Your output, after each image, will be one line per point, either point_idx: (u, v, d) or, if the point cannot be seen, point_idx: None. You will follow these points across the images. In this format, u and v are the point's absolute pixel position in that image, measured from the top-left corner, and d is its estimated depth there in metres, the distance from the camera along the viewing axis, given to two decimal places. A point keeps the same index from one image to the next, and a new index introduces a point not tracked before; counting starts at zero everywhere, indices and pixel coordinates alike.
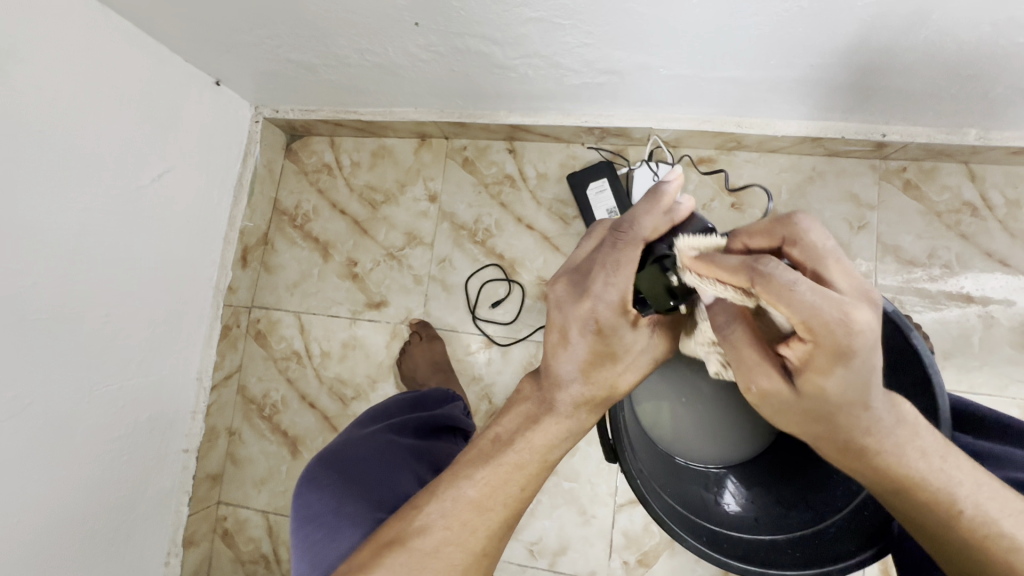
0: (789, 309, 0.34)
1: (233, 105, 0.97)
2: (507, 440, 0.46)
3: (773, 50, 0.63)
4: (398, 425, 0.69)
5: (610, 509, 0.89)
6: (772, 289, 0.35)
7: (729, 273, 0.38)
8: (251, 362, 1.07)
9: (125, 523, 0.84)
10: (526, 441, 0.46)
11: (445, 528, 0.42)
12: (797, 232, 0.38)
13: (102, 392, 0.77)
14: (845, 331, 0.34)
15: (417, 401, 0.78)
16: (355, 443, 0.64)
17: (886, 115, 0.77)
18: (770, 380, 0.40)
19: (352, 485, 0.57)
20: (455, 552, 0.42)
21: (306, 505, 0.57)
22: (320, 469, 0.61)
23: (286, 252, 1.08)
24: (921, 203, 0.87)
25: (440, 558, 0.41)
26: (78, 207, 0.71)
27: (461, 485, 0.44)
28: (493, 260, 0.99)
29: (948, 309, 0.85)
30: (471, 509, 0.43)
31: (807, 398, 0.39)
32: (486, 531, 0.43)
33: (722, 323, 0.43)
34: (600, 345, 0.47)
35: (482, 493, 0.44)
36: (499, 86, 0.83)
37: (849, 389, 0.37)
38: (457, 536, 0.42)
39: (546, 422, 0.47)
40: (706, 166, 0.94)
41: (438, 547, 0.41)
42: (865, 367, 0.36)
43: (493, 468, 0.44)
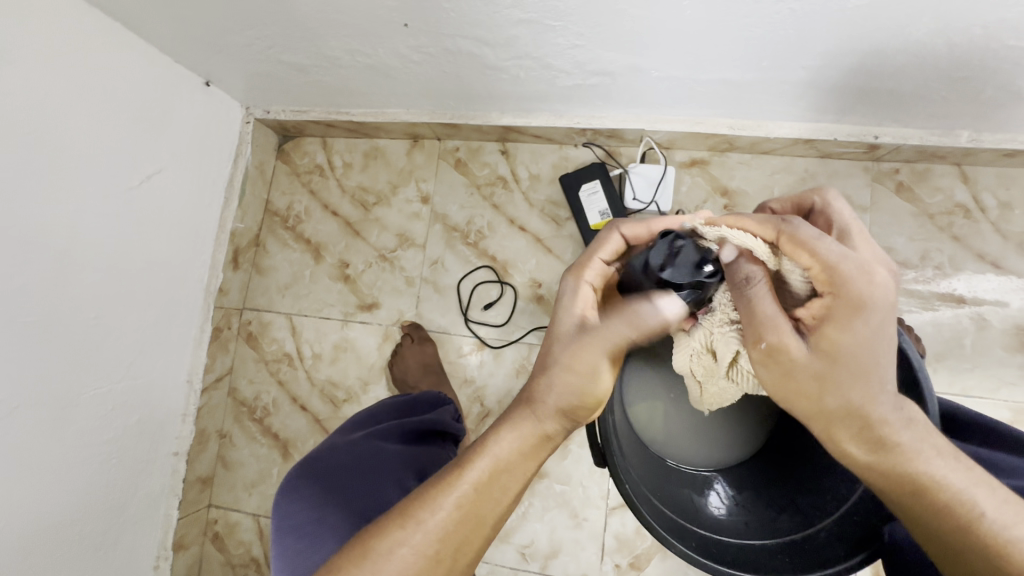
0: (812, 255, 0.43)
1: (225, 106, 0.96)
2: (470, 446, 0.47)
3: (765, 52, 0.63)
4: (384, 431, 0.68)
5: (602, 512, 0.89)
6: (800, 238, 0.44)
7: (757, 224, 0.48)
8: (242, 364, 1.06)
9: (114, 527, 0.84)
10: (485, 443, 0.47)
11: (399, 528, 0.42)
12: (826, 202, 0.51)
13: (90, 396, 0.77)
14: (864, 282, 0.42)
15: (405, 406, 0.77)
16: (340, 450, 0.64)
17: (878, 117, 0.77)
18: (784, 337, 0.44)
19: (334, 495, 0.57)
20: (409, 554, 0.41)
21: (288, 516, 0.56)
22: (303, 476, 0.60)
23: (277, 253, 1.08)
24: (913, 205, 0.87)
25: (394, 560, 0.41)
26: (65, 209, 0.70)
27: (422, 488, 0.45)
28: (485, 262, 0.98)
29: (941, 311, 0.85)
30: (423, 509, 0.43)
31: (819, 363, 0.44)
32: (443, 533, 0.43)
33: (742, 281, 0.47)
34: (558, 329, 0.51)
35: (439, 494, 0.44)
36: (491, 87, 0.82)
37: (859, 348, 0.42)
38: (409, 536, 0.42)
39: (519, 421, 0.47)
40: (698, 167, 0.94)
41: (392, 547, 0.42)
42: (880, 331, 0.42)
43: (454, 471, 0.45)
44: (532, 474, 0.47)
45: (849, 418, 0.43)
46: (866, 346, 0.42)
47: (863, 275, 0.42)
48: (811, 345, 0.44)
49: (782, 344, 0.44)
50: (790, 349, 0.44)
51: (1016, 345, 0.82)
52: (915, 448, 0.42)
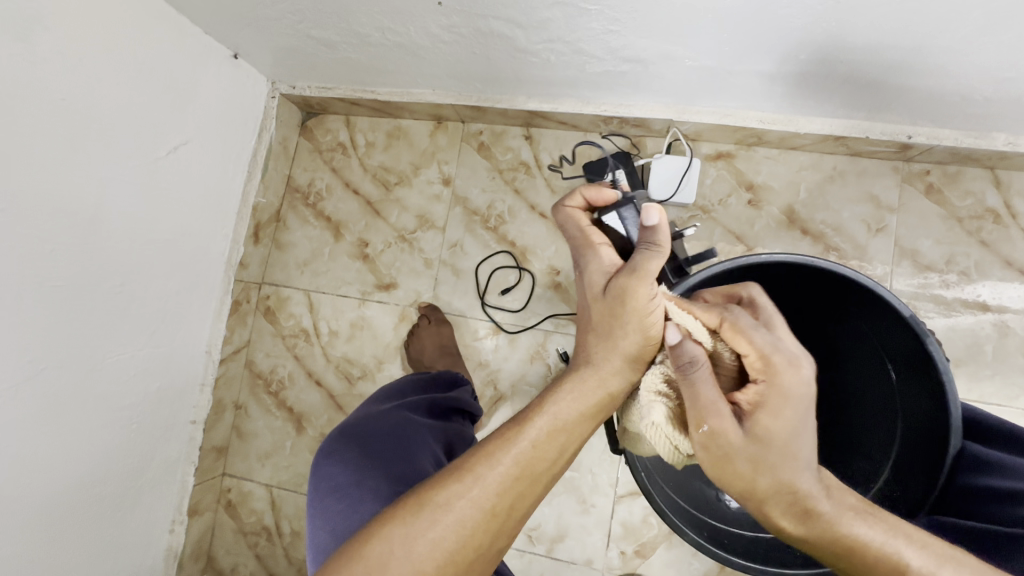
0: (748, 344, 0.45)
1: (251, 79, 0.96)
2: (530, 408, 0.49)
3: (802, 45, 0.62)
4: (413, 404, 0.69)
5: (609, 500, 0.90)
6: (738, 326, 0.45)
7: (705, 312, 0.48)
8: (259, 338, 1.07)
9: (132, 489, 0.86)
10: (545, 404, 0.50)
11: (459, 482, 0.43)
12: (752, 296, 0.50)
13: (114, 360, 0.78)
14: (792, 371, 0.43)
15: (432, 382, 0.78)
16: (374, 420, 0.65)
17: (914, 116, 0.75)
18: (721, 423, 0.44)
19: (374, 460, 0.57)
20: (466, 507, 0.42)
21: (326, 477, 0.57)
22: (343, 443, 0.61)
23: (298, 229, 1.08)
24: (942, 207, 0.86)
25: (452, 512, 0.42)
26: (94, 176, 0.71)
27: (481, 445, 0.47)
28: (504, 247, 0.98)
29: (963, 316, 0.84)
30: (483, 465, 0.44)
31: (752, 449, 0.44)
32: (500, 489, 0.44)
33: (686, 363, 0.46)
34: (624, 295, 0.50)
35: (499, 450, 0.46)
36: (521, 70, 0.81)
37: (785, 434, 0.44)
38: (469, 490, 0.43)
39: (576, 383, 0.51)
40: (724, 160, 0.93)
41: (451, 499, 0.42)
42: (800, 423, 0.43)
43: (512, 428, 0.47)
44: (581, 440, 0.50)
45: (772, 493, 0.45)
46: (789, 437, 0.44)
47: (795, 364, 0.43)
48: (745, 430, 0.44)
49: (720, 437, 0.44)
50: (727, 434, 0.44)
51: None
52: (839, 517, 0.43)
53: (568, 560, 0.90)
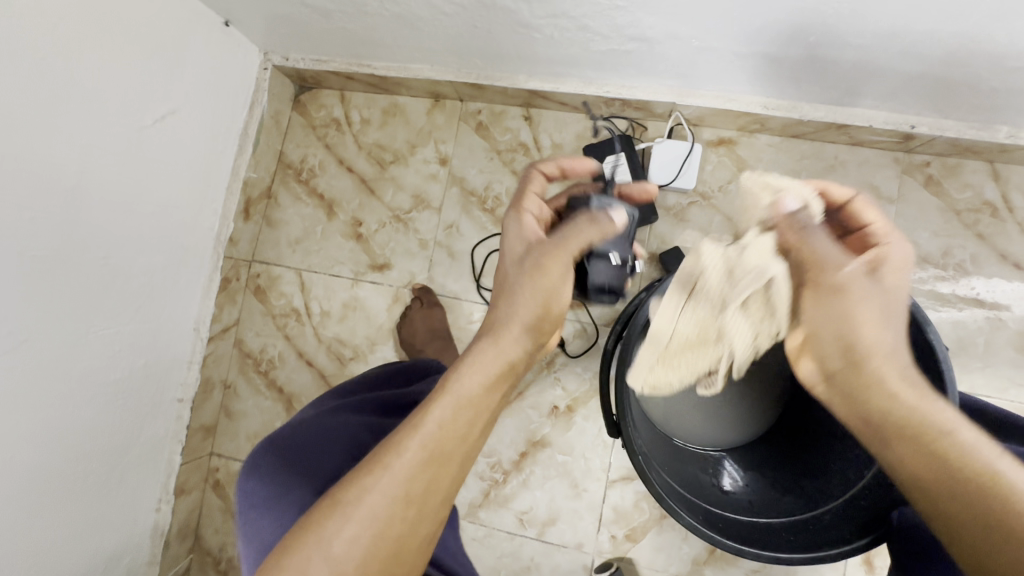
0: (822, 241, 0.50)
1: (242, 48, 0.93)
2: (435, 389, 0.46)
3: (813, 27, 0.61)
4: (356, 406, 0.66)
5: (601, 484, 0.90)
6: (798, 226, 0.52)
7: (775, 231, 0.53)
8: (249, 317, 1.05)
9: (117, 467, 0.84)
10: (450, 385, 0.46)
11: (368, 474, 0.41)
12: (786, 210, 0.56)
13: (98, 335, 0.76)
14: (904, 256, 0.48)
15: (395, 373, 0.78)
16: (302, 425, 0.61)
17: (919, 105, 0.75)
18: (817, 309, 0.49)
19: (299, 470, 0.54)
20: (377, 499, 0.40)
21: (248, 495, 0.54)
22: (265, 453, 0.57)
23: (289, 207, 1.05)
24: (941, 199, 0.86)
25: (362, 507, 0.40)
26: (77, 143, 0.68)
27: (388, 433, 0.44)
28: (501, 229, 0.97)
29: (957, 308, 0.84)
30: (391, 453, 0.42)
31: (844, 326, 0.47)
32: (413, 472, 0.41)
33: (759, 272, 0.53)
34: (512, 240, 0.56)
35: (406, 437, 0.42)
36: (523, 46, 0.79)
37: (876, 303, 0.47)
38: (378, 481, 0.41)
39: (480, 358, 0.48)
40: (725, 146, 0.91)
41: (360, 494, 0.40)
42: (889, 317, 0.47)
43: (414, 413, 0.45)
44: (492, 414, 0.47)
45: (872, 374, 0.46)
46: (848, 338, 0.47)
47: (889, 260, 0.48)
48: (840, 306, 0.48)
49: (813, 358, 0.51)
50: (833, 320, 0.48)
51: None
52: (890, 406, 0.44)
53: (559, 544, 0.90)
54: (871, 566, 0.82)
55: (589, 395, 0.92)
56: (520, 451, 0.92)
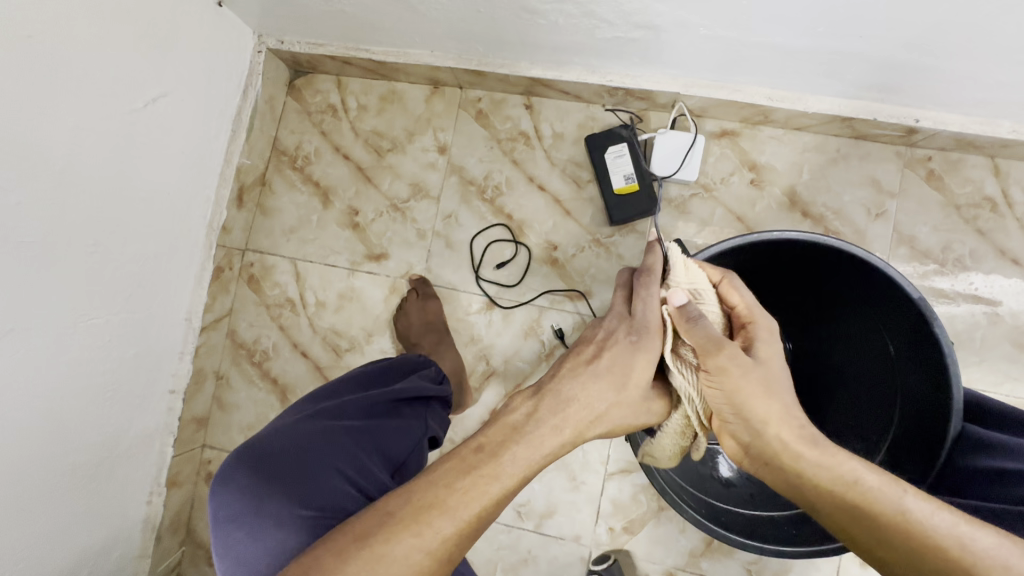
0: (737, 297, 0.54)
1: (236, 30, 0.90)
2: (489, 454, 0.48)
3: (823, 16, 0.60)
4: (334, 408, 0.66)
5: (599, 477, 0.90)
6: (729, 286, 0.55)
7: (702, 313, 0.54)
8: (242, 307, 1.03)
9: (108, 460, 0.82)
10: (511, 453, 0.49)
11: (416, 535, 0.43)
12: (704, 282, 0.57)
13: (86, 325, 0.74)
14: (763, 316, 0.54)
15: (387, 369, 0.77)
16: (278, 435, 0.62)
17: (925, 99, 0.74)
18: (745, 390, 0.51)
19: (273, 484, 0.57)
20: (421, 558, 0.42)
21: (222, 505, 0.57)
22: (239, 464, 0.59)
23: (284, 195, 1.03)
24: (941, 194, 0.86)
25: (404, 565, 0.42)
26: (65, 126, 0.66)
27: (439, 491, 0.45)
28: (501, 220, 0.95)
29: (955, 303, 0.85)
30: (444, 517, 0.44)
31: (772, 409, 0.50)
32: (447, 536, 0.43)
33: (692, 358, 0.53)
34: (618, 355, 0.55)
35: (461, 503, 0.45)
36: (527, 33, 0.77)
37: (776, 378, 0.50)
38: (427, 542, 0.43)
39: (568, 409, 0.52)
40: (728, 138, 0.90)
41: (409, 552, 0.42)
42: (742, 403, 0.49)
43: (471, 478, 0.46)
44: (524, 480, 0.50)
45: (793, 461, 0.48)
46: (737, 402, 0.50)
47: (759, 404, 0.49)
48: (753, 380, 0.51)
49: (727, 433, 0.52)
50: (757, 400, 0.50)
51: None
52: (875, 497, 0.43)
53: (556, 536, 0.90)
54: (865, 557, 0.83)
55: None
56: None
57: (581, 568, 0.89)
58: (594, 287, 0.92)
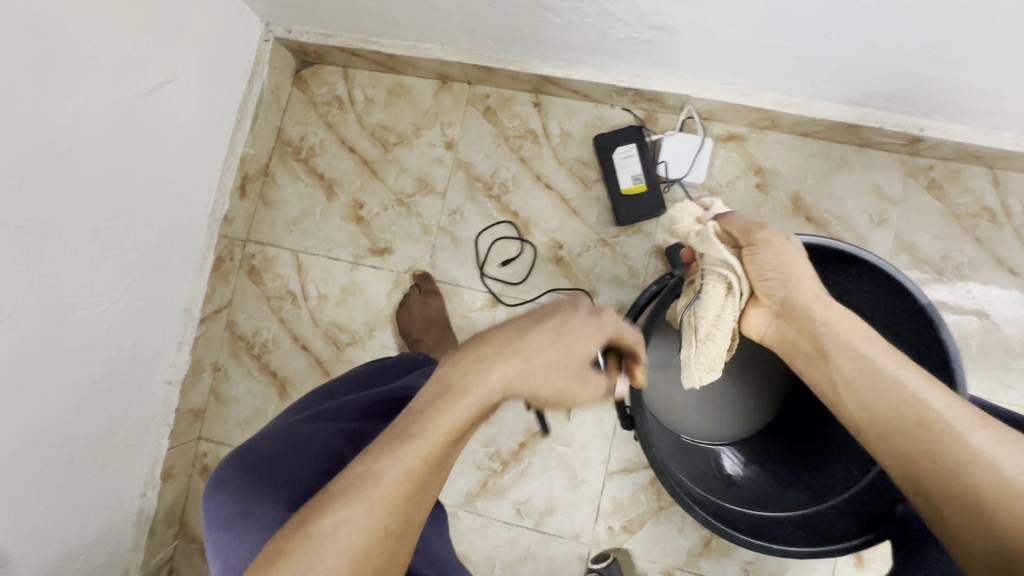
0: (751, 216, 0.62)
1: (243, 18, 0.89)
2: (419, 415, 0.43)
3: (837, 23, 0.61)
4: (337, 408, 0.66)
5: (600, 475, 0.90)
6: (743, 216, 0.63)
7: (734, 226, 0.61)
8: (242, 298, 1.01)
9: (103, 450, 0.81)
10: (438, 414, 0.43)
11: (344, 507, 0.40)
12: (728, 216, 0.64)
13: (85, 313, 0.73)
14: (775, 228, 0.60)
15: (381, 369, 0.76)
16: (274, 438, 0.62)
17: (929, 108, 0.75)
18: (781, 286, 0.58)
19: (265, 486, 0.56)
20: (355, 532, 0.39)
21: (215, 508, 0.56)
22: (231, 469, 0.59)
23: (287, 186, 1.02)
24: (942, 203, 0.87)
25: (340, 539, 0.39)
26: (69, 108, 0.65)
27: (368, 461, 0.42)
28: (507, 217, 0.95)
29: (952, 310, 0.86)
30: (371, 485, 0.40)
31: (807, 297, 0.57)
32: (393, 506, 0.41)
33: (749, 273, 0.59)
34: (565, 322, 0.48)
35: (387, 468, 0.41)
36: (541, 31, 0.77)
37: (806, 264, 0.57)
38: (356, 514, 0.40)
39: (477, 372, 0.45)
40: (735, 142, 0.91)
41: (337, 525, 0.39)
42: (790, 266, 0.56)
43: (398, 442, 0.42)
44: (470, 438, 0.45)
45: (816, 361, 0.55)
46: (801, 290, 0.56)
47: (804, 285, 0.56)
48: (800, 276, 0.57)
49: (764, 299, 0.59)
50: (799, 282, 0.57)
51: (1018, 350, 0.85)
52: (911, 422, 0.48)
53: (556, 534, 0.90)
54: (860, 559, 0.84)
55: None
56: (520, 441, 0.92)
57: (579, 566, 0.89)
58: (599, 287, 0.92)
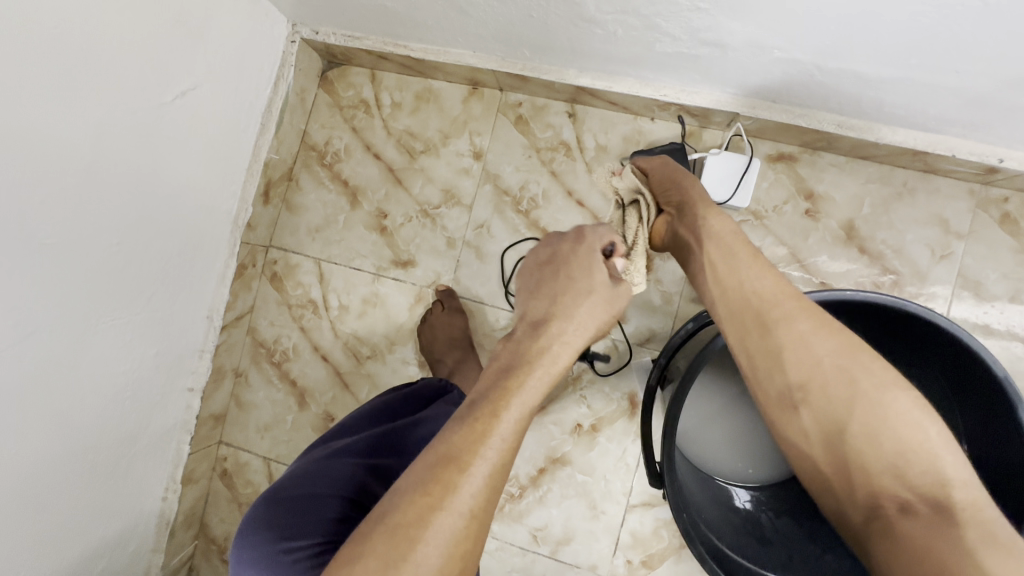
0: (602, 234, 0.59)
1: (270, 19, 0.85)
2: (495, 394, 0.47)
3: (917, 48, 0.54)
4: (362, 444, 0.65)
5: (621, 508, 0.87)
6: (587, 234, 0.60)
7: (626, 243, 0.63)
8: (263, 305, 1.01)
9: (125, 456, 0.81)
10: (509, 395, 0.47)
11: (428, 495, 0.42)
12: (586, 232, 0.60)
13: (108, 325, 0.72)
14: (585, 233, 0.60)
15: (403, 400, 0.76)
16: (301, 478, 0.61)
17: (1012, 139, 0.67)
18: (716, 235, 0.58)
19: (293, 524, 0.55)
20: (447, 519, 0.41)
21: (245, 551, 0.55)
22: (260, 514, 0.57)
23: (311, 192, 1.00)
24: (1015, 239, 0.79)
25: (433, 528, 0.41)
26: (91, 120, 0.62)
27: (448, 445, 0.44)
28: (535, 234, 0.91)
29: (1017, 358, 0.79)
30: (459, 471, 0.43)
31: (727, 249, 0.57)
32: (477, 493, 0.42)
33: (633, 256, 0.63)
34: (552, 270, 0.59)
35: (467, 451, 0.43)
36: (580, 41, 0.72)
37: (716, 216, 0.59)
38: (440, 500, 0.41)
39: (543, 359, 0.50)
40: (785, 163, 0.84)
41: (427, 513, 0.41)
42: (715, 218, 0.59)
43: (480, 425, 0.45)
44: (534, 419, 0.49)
45: (747, 318, 0.52)
46: (725, 244, 0.57)
47: (704, 203, 0.61)
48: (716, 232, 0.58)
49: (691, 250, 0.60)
50: (715, 232, 0.58)
51: None
52: (872, 421, 0.44)
53: (572, 564, 0.87)
54: None
55: (614, 416, 0.88)
56: (539, 466, 0.89)
57: None
58: (629, 312, 0.88)
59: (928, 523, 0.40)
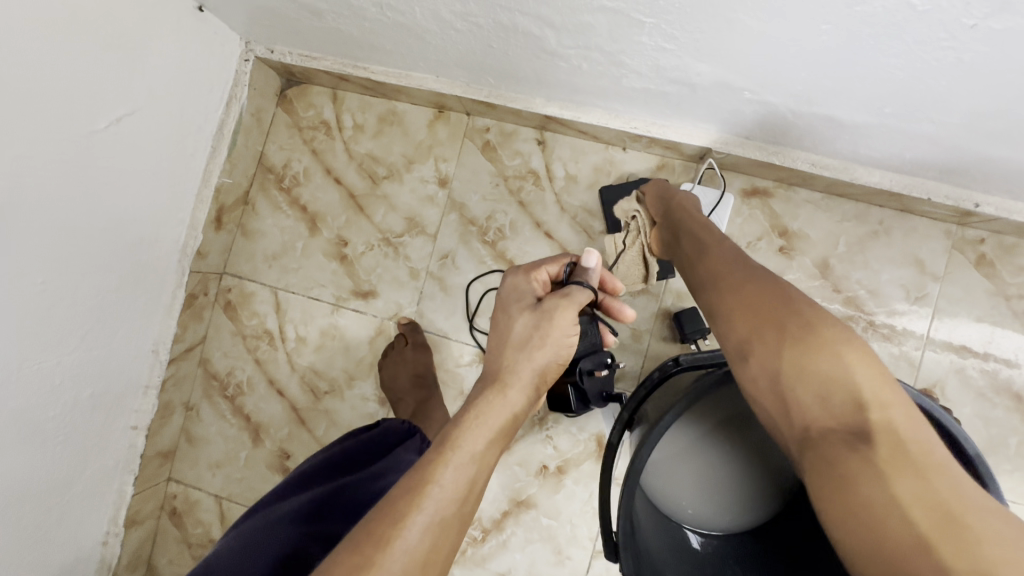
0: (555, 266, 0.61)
1: (220, 37, 0.80)
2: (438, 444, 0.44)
3: (894, 98, 0.51)
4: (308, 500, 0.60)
5: (587, 554, 0.83)
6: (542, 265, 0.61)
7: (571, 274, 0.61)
8: (216, 334, 0.96)
9: (58, 506, 0.75)
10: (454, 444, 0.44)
11: (363, 551, 0.37)
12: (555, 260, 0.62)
13: (32, 370, 0.66)
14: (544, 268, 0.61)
15: (363, 450, 0.69)
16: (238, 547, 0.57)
17: (990, 185, 0.65)
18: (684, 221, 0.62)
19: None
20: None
21: None
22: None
23: (268, 217, 0.95)
24: (991, 281, 0.77)
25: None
26: (7, 154, 0.56)
27: (391, 503, 0.40)
28: (501, 266, 0.87)
29: (991, 404, 0.77)
30: (398, 527, 0.38)
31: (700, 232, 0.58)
32: (414, 549, 0.38)
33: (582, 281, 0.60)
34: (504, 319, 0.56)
35: (405, 506, 0.40)
36: (543, 72, 0.68)
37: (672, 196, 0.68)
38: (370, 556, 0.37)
39: (488, 413, 0.47)
40: (759, 198, 0.82)
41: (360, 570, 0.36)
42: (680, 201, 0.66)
43: (422, 476, 0.42)
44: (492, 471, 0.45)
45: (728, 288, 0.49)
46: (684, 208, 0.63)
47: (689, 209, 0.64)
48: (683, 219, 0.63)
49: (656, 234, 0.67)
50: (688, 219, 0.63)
51: None
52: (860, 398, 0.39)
53: None
54: None
55: (581, 458, 0.84)
56: (503, 509, 0.86)
57: None
58: None
59: (932, 516, 0.33)
